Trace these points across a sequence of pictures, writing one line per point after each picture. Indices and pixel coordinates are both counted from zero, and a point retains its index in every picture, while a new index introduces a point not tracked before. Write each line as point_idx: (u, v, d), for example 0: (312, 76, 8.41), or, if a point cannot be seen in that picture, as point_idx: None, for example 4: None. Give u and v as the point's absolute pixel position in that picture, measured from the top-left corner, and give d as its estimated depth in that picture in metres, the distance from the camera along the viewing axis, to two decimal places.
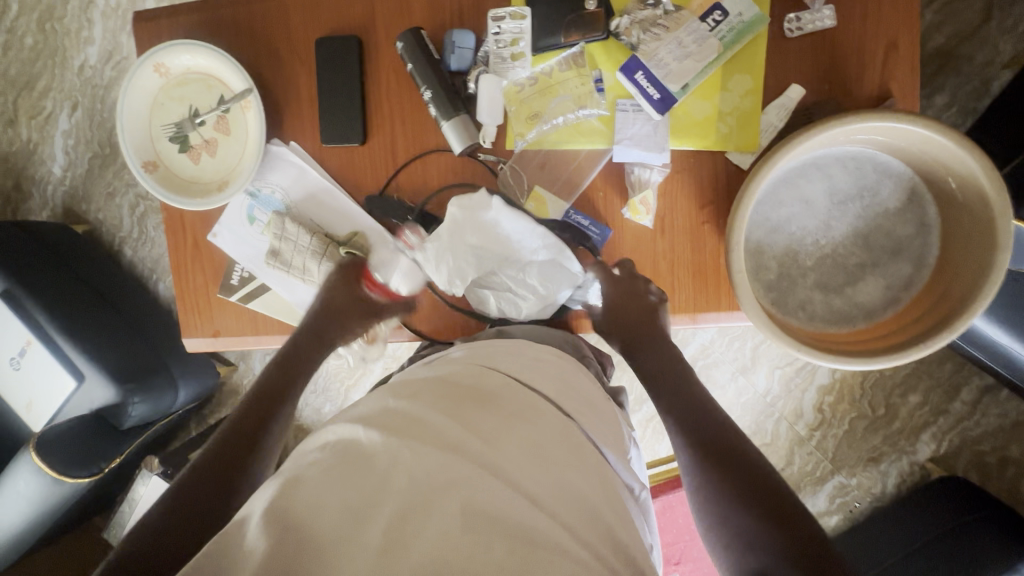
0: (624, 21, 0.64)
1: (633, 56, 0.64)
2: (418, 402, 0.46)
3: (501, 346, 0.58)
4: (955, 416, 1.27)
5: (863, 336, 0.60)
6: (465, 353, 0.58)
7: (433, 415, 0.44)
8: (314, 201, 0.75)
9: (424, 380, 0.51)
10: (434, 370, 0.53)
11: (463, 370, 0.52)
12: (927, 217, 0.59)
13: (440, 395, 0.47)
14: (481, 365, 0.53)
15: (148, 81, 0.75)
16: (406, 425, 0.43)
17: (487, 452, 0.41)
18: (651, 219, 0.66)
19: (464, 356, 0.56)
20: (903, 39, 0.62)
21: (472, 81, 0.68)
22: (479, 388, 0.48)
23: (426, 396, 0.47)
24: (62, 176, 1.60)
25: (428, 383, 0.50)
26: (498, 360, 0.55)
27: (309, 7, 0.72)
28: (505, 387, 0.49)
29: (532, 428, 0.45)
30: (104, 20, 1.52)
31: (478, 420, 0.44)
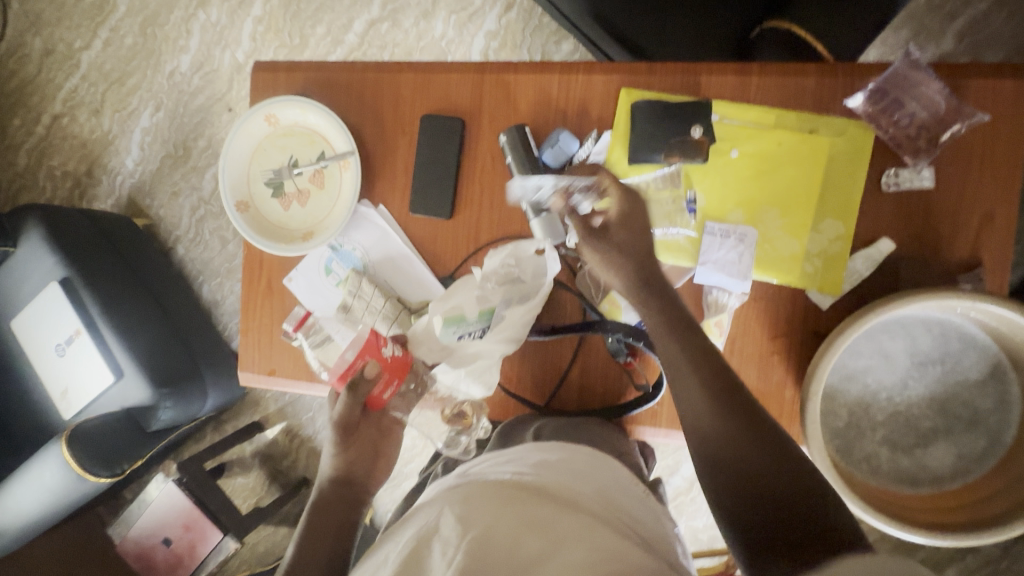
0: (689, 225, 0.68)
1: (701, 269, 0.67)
2: (472, 506, 0.46)
3: (536, 451, 0.58)
4: (986, 555, 1.25)
5: (933, 503, 0.58)
6: (507, 458, 0.58)
7: (490, 514, 0.45)
8: (393, 266, 0.78)
9: (470, 485, 0.51)
10: (476, 475, 0.54)
11: (504, 474, 0.52)
12: (1008, 395, 0.59)
13: (492, 493, 0.48)
14: (519, 470, 0.53)
15: (257, 128, 0.79)
16: (464, 531, 0.43)
17: (552, 536, 0.42)
18: (724, 341, 0.67)
19: (508, 458, 0.57)
20: (1000, 212, 0.62)
21: None
22: (528, 487, 0.49)
23: (476, 499, 0.48)
24: (133, 169, 1.67)
25: (479, 484, 0.50)
26: (544, 466, 0.55)
27: (420, 85, 0.76)
28: (557, 489, 0.50)
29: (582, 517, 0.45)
30: (202, 33, 1.61)
31: (533, 513, 0.45)
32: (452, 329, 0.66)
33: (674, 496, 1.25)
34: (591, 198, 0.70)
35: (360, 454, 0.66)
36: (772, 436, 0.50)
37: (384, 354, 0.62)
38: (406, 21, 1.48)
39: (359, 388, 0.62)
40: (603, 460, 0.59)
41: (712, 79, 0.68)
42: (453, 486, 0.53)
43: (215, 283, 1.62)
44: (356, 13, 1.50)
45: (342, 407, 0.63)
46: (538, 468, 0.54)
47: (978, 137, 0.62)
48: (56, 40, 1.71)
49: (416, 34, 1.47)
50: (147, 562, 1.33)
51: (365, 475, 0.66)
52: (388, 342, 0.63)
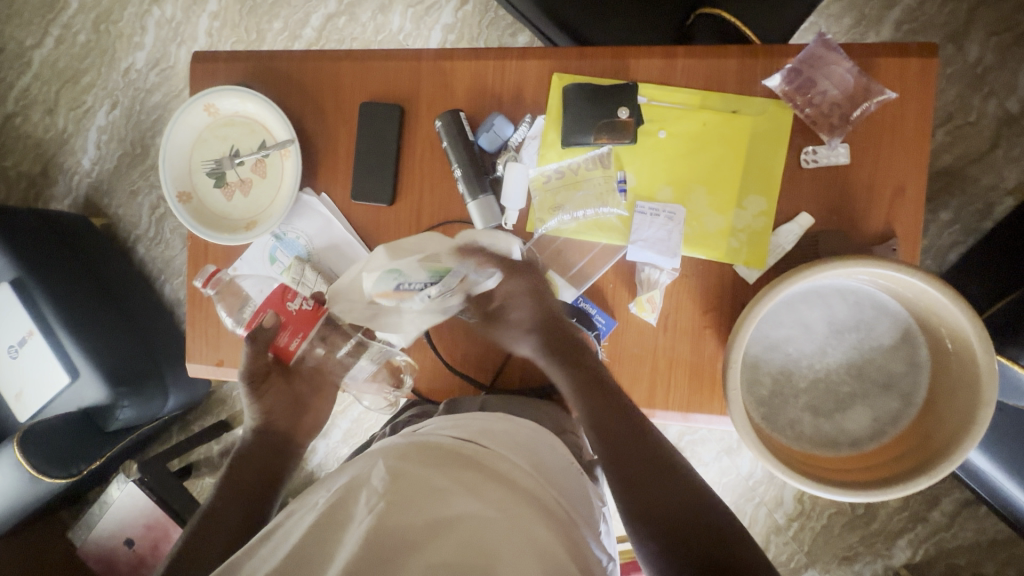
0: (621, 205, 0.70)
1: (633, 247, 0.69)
2: (407, 462, 0.47)
3: (485, 420, 0.59)
4: (933, 525, 1.31)
5: (850, 464, 0.61)
6: (454, 423, 0.58)
7: (423, 471, 0.46)
8: (336, 252, 0.78)
9: (413, 442, 0.52)
10: (421, 435, 0.54)
11: (447, 436, 0.53)
12: (918, 358, 0.62)
13: (426, 454, 0.49)
14: (464, 436, 0.53)
15: (196, 118, 0.79)
16: (391, 482, 0.44)
17: (473, 500, 0.43)
18: (656, 317, 0.69)
19: (455, 424, 0.58)
20: (911, 185, 0.65)
21: (501, 165, 0.72)
22: (464, 452, 0.50)
23: (414, 456, 0.48)
24: (90, 168, 1.64)
25: (413, 445, 0.51)
26: (490, 434, 0.55)
27: (359, 72, 0.77)
28: (498, 458, 0.50)
29: (509, 489, 0.46)
30: (157, 30, 1.59)
31: (464, 476, 0.46)
32: (393, 281, 0.61)
33: None
34: (525, 181, 0.71)
35: (279, 406, 0.72)
36: (688, 487, 0.55)
37: (290, 307, 0.63)
38: (364, 15, 1.48)
39: (261, 337, 0.64)
40: (540, 430, 0.60)
41: (640, 63, 0.70)
42: (394, 443, 0.53)
43: (178, 282, 1.61)
44: (313, 8, 1.50)
45: (248, 357, 0.67)
46: (476, 434, 0.54)
47: (888, 114, 0.65)
48: (6, 38, 1.67)
49: (374, 28, 1.47)
50: (109, 564, 1.32)
51: (288, 428, 0.72)
52: (296, 296, 0.64)
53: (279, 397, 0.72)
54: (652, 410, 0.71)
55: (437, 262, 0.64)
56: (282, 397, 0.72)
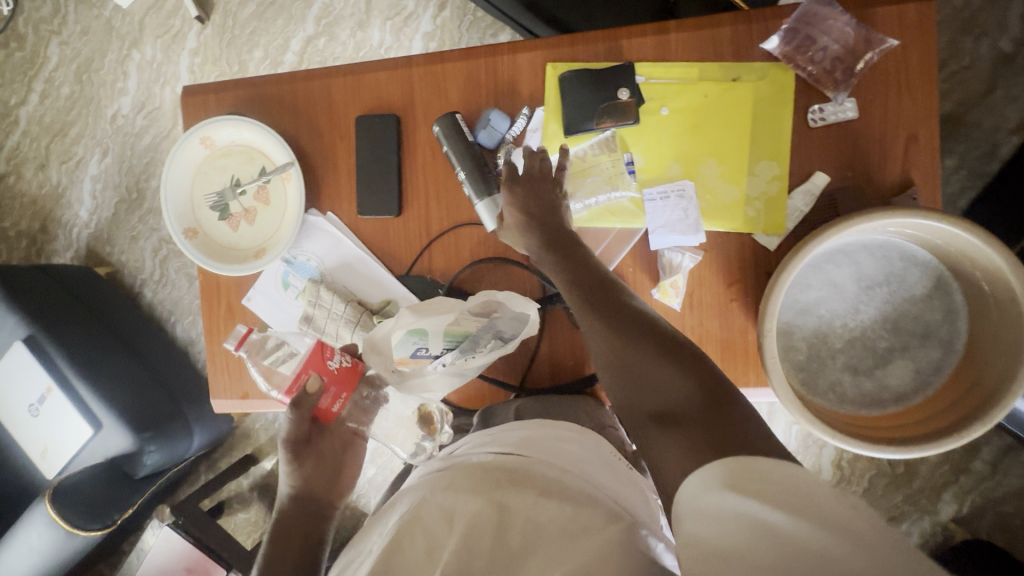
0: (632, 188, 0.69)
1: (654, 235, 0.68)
2: (456, 492, 0.47)
3: (525, 428, 0.57)
4: (976, 475, 1.29)
5: (898, 419, 0.60)
6: (494, 437, 0.56)
7: (473, 500, 0.46)
8: (349, 271, 0.77)
9: (456, 467, 0.51)
10: (462, 457, 0.53)
11: (487, 455, 0.51)
12: (954, 304, 0.60)
13: (475, 480, 0.48)
14: (506, 450, 0.52)
15: (194, 152, 0.78)
16: (445, 520, 0.45)
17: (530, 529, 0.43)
18: (680, 300, 0.68)
19: (494, 437, 0.56)
20: (923, 131, 0.64)
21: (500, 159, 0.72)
22: (511, 469, 0.48)
23: (462, 483, 0.48)
24: (88, 219, 1.64)
25: (460, 471, 0.50)
26: (531, 445, 0.53)
27: (351, 87, 0.76)
28: (547, 472, 0.48)
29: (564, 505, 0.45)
30: (139, 73, 1.59)
31: (514, 499, 0.46)
32: (415, 345, 0.62)
33: None
34: None
35: (318, 472, 0.68)
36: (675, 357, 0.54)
37: (330, 365, 0.65)
38: (343, 34, 1.47)
39: (305, 403, 0.65)
40: (584, 432, 0.58)
41: (633, 42, 0.69)
42: (437, 472, 0.52)
43: (188, 322, 1.60)
44: (292, 32, 1.50)
45: (292, 422, 0.66)
46: (521, 445, 0.53)
47: (891, 62, 0.64)
48: None
49: (355, 45, 1.47)
50: None
51: (328, 492, 0.69)
52: (335, 352, 0.65)
53: (319, 462, 0.69)
54: None
55: (456, 328, 0.64)
56: (321, 462, 0.69)
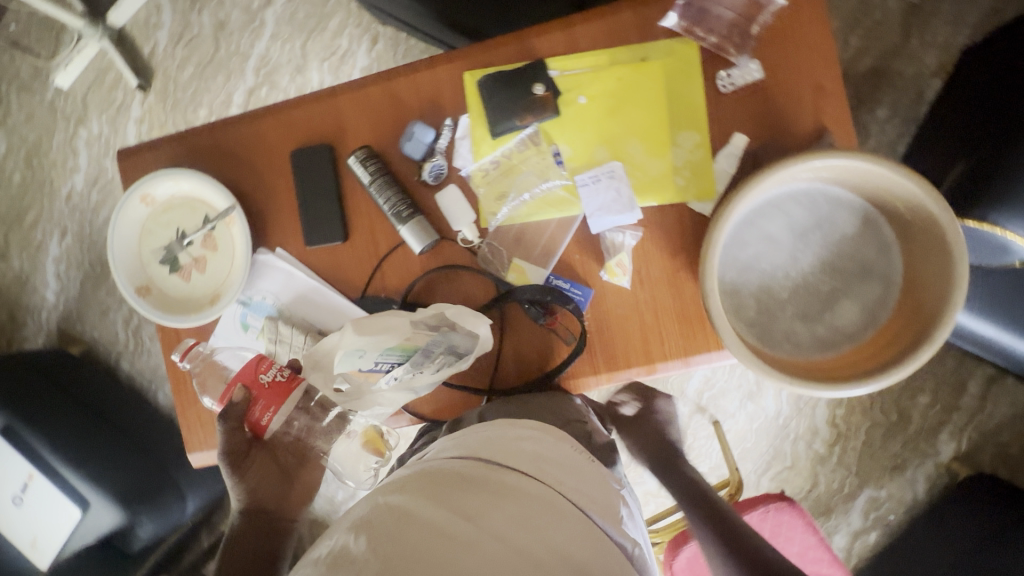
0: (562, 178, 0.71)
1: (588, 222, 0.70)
2: (410, 494, 0.49)
3: (488, 432, 0.60)
4: (968, 411, 1.30)
5: (850, 359, 0.61)
6: (454, 445, 0.60)
7: (423, 502, 0.47)
8: (305, 302, 0.78)
9: (416, 472, 0.54)
10: (424, 463, 0.56)
11: (447, 461, 0.55)
12: (885, 237, 0.62)
13: (432, 479, 0.51)
14: (465, 457, 0.55)
15: (136, 211, 0.79)
16: (395, 518, 0.46)
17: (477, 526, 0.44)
18: (628, 278, 0.70)
19: (457, 443, 0.60)
20: (827, 80, 0.67)
21: (426, 171, 0.73)
22: (470, 471, 0.52)
23: (416, 488, 0.50)
24: (55, 301, 1.63)
25: (421, 475, 0.53)
26: (488, 450, 0.57)
27: (281, 124, 0.77)
28: (501, 474, 0.52)
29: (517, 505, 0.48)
30: (88, 149, 1.60)
31: (467, 501, 0.47)
32: (357, 359, 0.63)
33: None
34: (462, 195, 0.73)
35: (263, 479, 0.71)
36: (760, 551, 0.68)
37: (262, 380, 0.63)
38: (283, 81, 1.50)
39: (234, 413, 0.65)
40: (542, 429, 0.63)
41: (542, 40, 0.71)
42: (398, 475, 0.55)
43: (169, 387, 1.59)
44: (233, 86, 1.52)
45: (224, 434, 0.67)
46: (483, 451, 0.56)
47: (784, 21, 0.67)
48: None
49: (296, 88, 1.50)
50: None
51: (278, 504, 0.72)
52: (271, 367, 0.64)
53: (264, 471, 0.71)
54: (653, 368, 0.71)
55: (404, 342, 0.65)
56: (266, 470, 0.71)
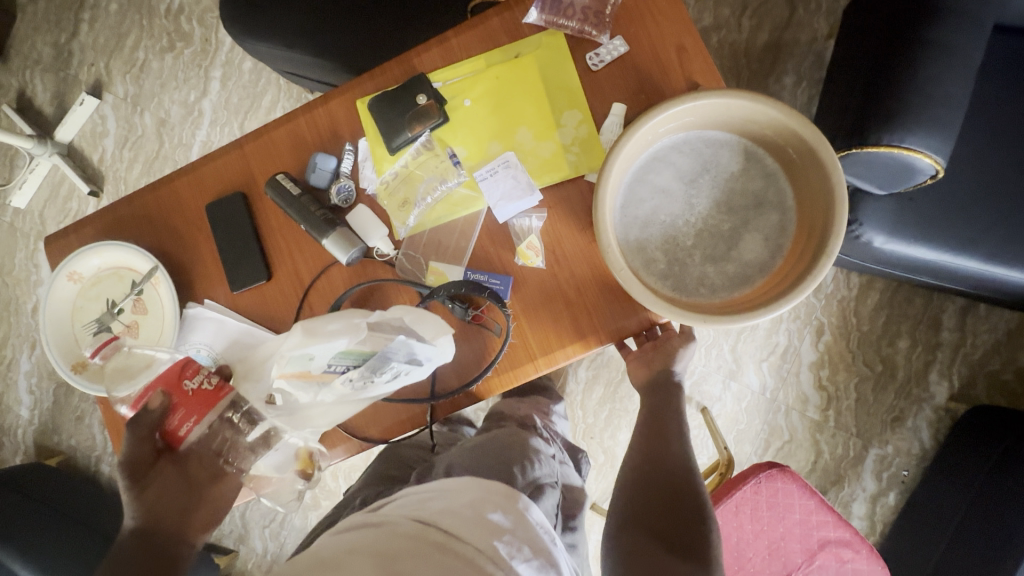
0: (461, 176, 0.73)
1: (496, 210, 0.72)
2: (355, 559, 0.51)
3: (454, 492, 0.60)
4: (950, 346, 1.28)
5: (762, 290, 0.61)
6: (418, 499, 0.60)
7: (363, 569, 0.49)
8: (238, 347, 0.77)
9: (371, 531, 0.56)
10: (382, 519, 0.58)
11: (402, 521, 0.56)
12: (769, 167, 0.64)
13: (378, 549, 0.52)
14: (423, 518, 0.56)
15: (65, 291, 0.80)
16: None
17: None
18: (542, 259, 0.71)
19: (421, 497, 0.61)
20: (686, 39, 0.71)
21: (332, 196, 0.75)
22: (420, 540, 0.52)
23: (363, 552, 0.52)
24: (31, 415, 1.62)
25: (373, 536, 0.54)
26: (447, 512, 0.56)
27: (195, 182, 0.81)
28: (452, 546, 0.52)
29: None
30: (50, 260, 1.64)
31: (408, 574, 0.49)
32: (304, 361, 0.63)
33: None
34: (373, 210, 0.75)
35: (165, 493, 0.62)
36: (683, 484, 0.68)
37: (185, 387, 0.63)
38: None
39: (146, 420, 0.63)
40: (510, 497, 0.61)
41: (422, 58, 0.76)
42: (355, 530, 0.57)
43: None
44: None
45: (132, 441, 0.63)
46: (439, 516, 0.56)
47: None
48: None
49: None
50: None
51: (179, 523, 0.63)
52: (196, 374, 0.65)
53: (167, 483, 0.63)
54: (586, 344, 0.71)
55: (361, 346, 0.64)
56: (169, 484, 0.63)
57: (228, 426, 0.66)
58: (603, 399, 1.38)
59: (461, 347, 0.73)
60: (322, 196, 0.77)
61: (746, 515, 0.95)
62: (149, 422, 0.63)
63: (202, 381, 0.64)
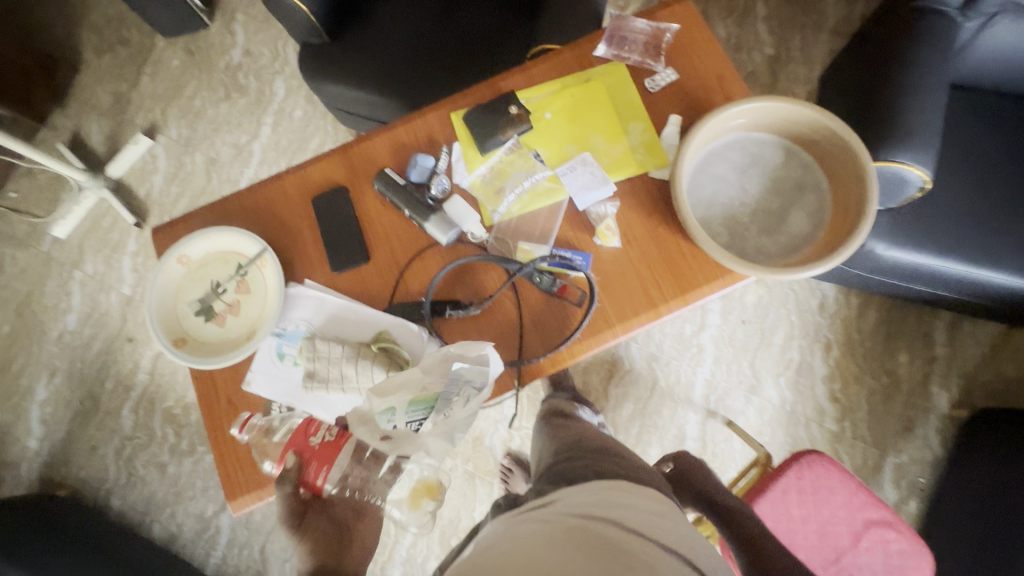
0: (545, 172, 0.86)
1: (576, 200, 0.84)
2: (545, 541, 0.59)
3: (606, 493, 0.68)
4: (944, 359, 1.41)
5: (812, 254, 0.74)
6: (576, 497, 0.68)
7: (556, 548, 0.57)
8: (337, 321, 0.84)
9: (547, 521, 0.63)
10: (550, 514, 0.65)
11: (572, 513, 0.64)
12: (805, 159, 0.79)
13: (562, 533, 0.60)
14: (592, 513, 0.63)
15: (172, 272, 0.86)
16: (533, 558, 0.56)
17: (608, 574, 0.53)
18: (618, 238, 0.83)
19: (576, 496, 0.68)
20: (724, 70, 0.89)
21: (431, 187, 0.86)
22: (597, 527, 0.60)
23: (549, 537, 0.59)
24: (40, 447, 1.56)
25: (550, 524, 0.62)
26: (611, 509, 0.64)
27: (301, 178, 0.91)
28: (627, 534, 0.59)
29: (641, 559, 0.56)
30: (82, 288, 1.67)
31: (596, 551, 0.56)
32: (389, 420, 0.70)
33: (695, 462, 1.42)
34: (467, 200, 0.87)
35: (320, 538, 0.68)
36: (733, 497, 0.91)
37: (312, 442, 0.72)
38: None
39: (290, 479, 0.71)
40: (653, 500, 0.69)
41: (508, 81, 0.92)
42: (528, 523, 0.64)
43: (166, 518, 1.51)
44: None
45: (284, 500, 0.70)
46: (595, 512, 0.63)
47: (681, 38, 0.90)
48: None
49: None
50: None
51: (337, 562, 0.67)
52: (319, 430, 0.73)
53: (319, 531, 0.69)
54: (658, 311, 0.81)
55: (424, 394, 0.72)
56: (321, 529, 0.69)
57: (359, 465, 0.72)
58: (632, 414, 1.44)
59: (546, 318, 0.82)
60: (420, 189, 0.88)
61: (793, 500, 1.00)
62: (291, 479, 0.71)
63: (328, 431, 0.73)
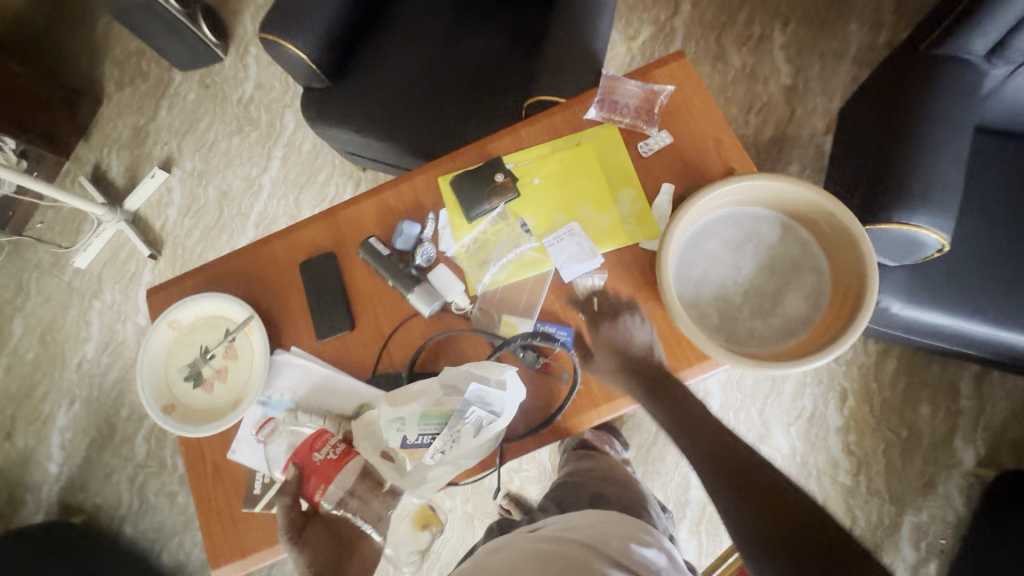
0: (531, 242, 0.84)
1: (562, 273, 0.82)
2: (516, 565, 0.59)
3: (599, 521, 0.67)
4: (970, 413, 1.33)
5: (807, 342, 0.70)
6: (569, 522, 0.68)
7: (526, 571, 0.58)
8: (320, 391, 0.84)
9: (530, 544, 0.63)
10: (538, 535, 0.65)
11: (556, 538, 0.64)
12: (803, 237, 0.75)
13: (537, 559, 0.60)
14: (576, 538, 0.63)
15: (162, 337, 0.88)
16: None
17: None
18: (605, 314, 0.80)
19: (569, 521, 0.68)
20: (722, 133, 0.85)
21: (416, 256, 0.86)
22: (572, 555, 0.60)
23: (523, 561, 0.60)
24: (59, 471, 1.63)
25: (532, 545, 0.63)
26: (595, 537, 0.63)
27: (290, 242, 0.91)
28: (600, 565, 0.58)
29: None
30: (101, 317, 1.72)
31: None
32: (397, 429, 0.72)
33: (700, 512, 1.38)
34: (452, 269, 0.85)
35: (321, 549, 0.74)
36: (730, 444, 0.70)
37: (316, 457, 0.75)
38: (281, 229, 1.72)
39: (290, 491, 0.75)
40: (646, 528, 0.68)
41: (497, 144, 0.90)
42: (515, 543, 0.66)
43: (175, 546, 1.55)
44: (236, 241, 1.73)
45: (285, 510, 0.74)
46: (565, 535, 0.64)
47: (677, 99, 0.87)
48: None
49: None
50: None
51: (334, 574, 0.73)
52: (325, 444, 0.76)
53: (320, 541, 0.74)
54: None
55: (440, 408, 0.72)
56: (322, 541, 0.74)
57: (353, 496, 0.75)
58: (635, 460, 1.41)
59: (530, 395, 0.80)
60: (405, 257, 0.87)
61: None
62: (296, 487, 0.75)
63: (333, 444, 0.76)
